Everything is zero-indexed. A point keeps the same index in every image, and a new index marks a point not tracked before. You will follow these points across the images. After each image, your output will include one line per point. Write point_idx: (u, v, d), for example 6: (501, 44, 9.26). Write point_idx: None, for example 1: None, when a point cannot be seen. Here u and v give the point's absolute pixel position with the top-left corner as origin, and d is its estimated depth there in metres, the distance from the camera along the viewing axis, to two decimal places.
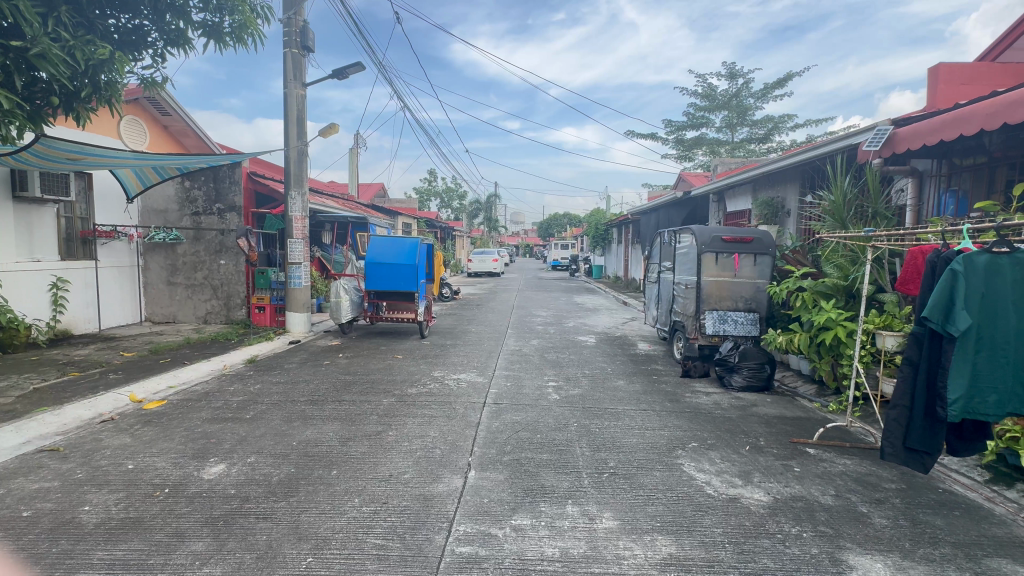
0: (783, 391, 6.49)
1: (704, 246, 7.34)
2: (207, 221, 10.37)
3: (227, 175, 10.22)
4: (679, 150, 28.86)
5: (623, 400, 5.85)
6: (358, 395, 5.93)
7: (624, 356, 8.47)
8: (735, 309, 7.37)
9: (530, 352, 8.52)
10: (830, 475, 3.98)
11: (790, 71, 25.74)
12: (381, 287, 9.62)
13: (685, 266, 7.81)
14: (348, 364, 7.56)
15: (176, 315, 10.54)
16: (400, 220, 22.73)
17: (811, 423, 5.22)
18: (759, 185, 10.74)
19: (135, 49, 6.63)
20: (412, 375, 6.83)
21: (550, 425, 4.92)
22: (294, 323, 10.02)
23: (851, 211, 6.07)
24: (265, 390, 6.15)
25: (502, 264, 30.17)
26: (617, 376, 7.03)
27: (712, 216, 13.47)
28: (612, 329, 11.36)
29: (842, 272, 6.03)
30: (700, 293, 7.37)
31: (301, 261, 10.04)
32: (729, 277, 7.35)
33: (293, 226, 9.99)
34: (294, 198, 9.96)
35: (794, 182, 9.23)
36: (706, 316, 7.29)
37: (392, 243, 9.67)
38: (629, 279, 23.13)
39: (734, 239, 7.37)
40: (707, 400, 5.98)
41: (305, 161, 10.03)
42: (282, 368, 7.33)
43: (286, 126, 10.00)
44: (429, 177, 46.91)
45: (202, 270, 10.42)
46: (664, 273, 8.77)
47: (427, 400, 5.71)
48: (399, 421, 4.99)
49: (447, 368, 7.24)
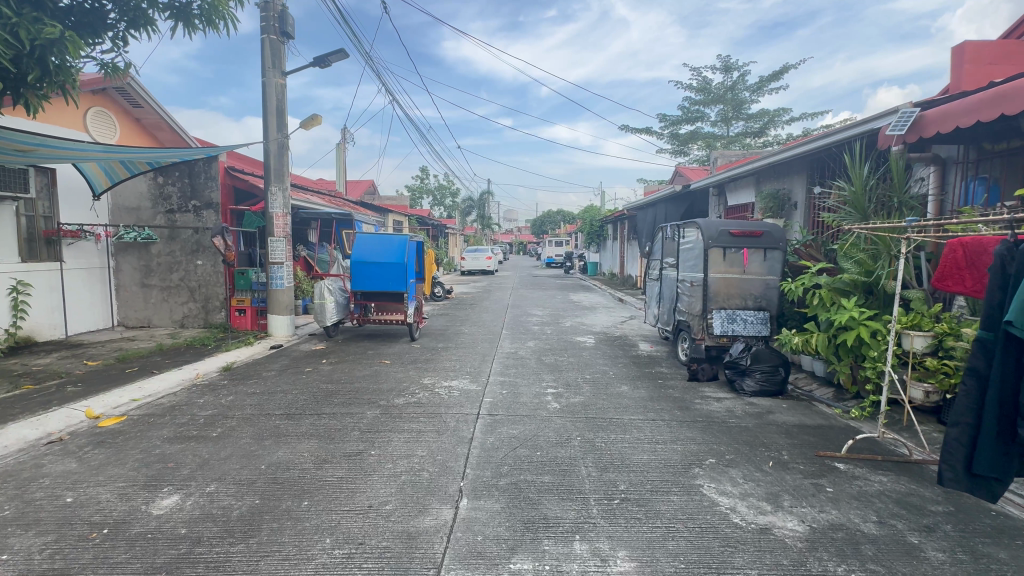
0: (798, 395, 6.07)
1: (711, 240, 6.89)
2: (183, 219, 9.76)
3: (203, 170, 9.62)
4: (673, 145, 28.49)
5: (629, 409, 5.37)
6: (340, 407, 5.41)
7: (626, 358, 8.00)
8: (744, 307, 6.95)
9: (526, 355, 8.04)
10: (868, 496, 3.54)
11: (786, 64, 25.45)
12: (367, 286, 9.10)
13: (690, 262, 7.38)
14: (332, 371, 7.02)
15: (151, 319, 9.96)
16: (390, 218, 22.17)
17: (834, 433, 4.79)
18: (763, 178, 10.34)
19: (92, 31, 6.05)
20: (400, 383, 6.31)
21: (551, 440, 4.44)
22: (276, 327, 9.48)
23: (873, 201, 5.63)
24: (237, 403, 5.61)
25: (495, 261, 29.69)
26: (620, 380, 6.56)
27: (712, 211, 13.05)
28: (611, 328, 10.90)
29: (862, 267, 5.59)
30: (707, 291, 6.93)
31: (283, 261, 9.52)
32: (737, 273, 6.92)
33: (274, 224, 9.43)
34: (274, 194, 9.40)
35: (802, 173, 8.80)
36: (714, 315, 6.89)
37: (379, 240, 9.18)
38: (624, 277, 22.78)
39: (743, 233, 6.92)
40: (719, 407, 5.53)
41: (286, 154, 9.46)
42: (260, 377, 6.79)
43: (265, 117, 9.41)
44: (421, 174, 46.33)
45: (178, 271, 9.86)
46: (667, 270, 8.33)
47: (415, 412, 5.21)
48: (383, 438, 4.48)
49: (438, 374, 6.74)
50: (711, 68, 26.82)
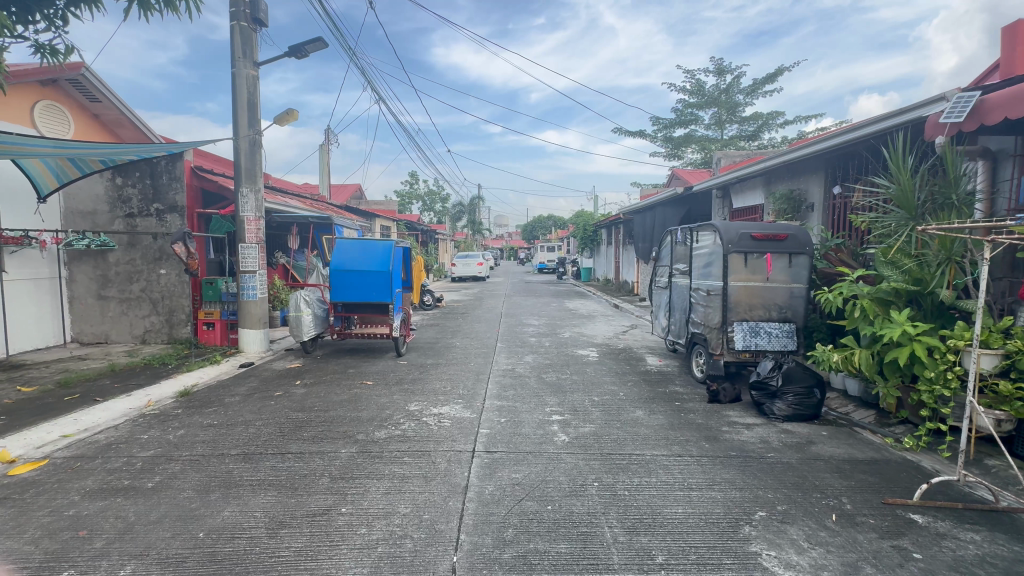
0: (836, 420, 5.34)
1: (731, 244, 6.17)
2: (144, 224, 8.86)
3: (166, 170, 8.75)
4: (668, 149, 28.04)
5: (649, 441, 4.60)
6: (309, 443, 4.58)
7: (635, 374, 7.25)
8: (768, 319, 6.26)
9: (525, 372, 7.25)
10: (970, 567, 2.80)
11: (780, 67, 25.18)
12: (348, 297, 8.26)
13: (706, 268, 6.67)
14: (305, 395, 6.17)
15: (109, 334, 9.02)
16: (377, 223, 21.30)
17: (894, 471, 4.06)
18: (772, 178, 9.78)
19: (26, 9, 5.21)
20: (382, 411, 5.48)
21: (562, 487, 3.65)
22: (248, 342, 8.60)
23: (923, 198, 4.96)
24: (188, 438, 4.75)
25: (486, 267, 28.88)
26: (633, 404, 5.80)
27: (716, 214, 12.39)
28: (614, 339, 10.15)
29: (909, 275, 4.91)
30: (727, 301, 6.23)
31: (256, 269, 8.65)
32: (760, 280, 6.22)
33: (245, 229, 8.57)
34: (245, 196, 8.54)
35: (819, 171, 8.22)
36: (734, 327, 6.22)
37: (361, 246, 8.34)
38: (620, 283, 22.15)
39: (766, 236, 6.22)
40: (752, 437, 4.79)
41: (258, 153, 8.62)
42: (220, 403, 5.92)
43: (235, 112, 8.57)
44: (411, 179, 45.55)
45: (139, 281, 8.95)
46: (677, 277, 7.64)
47: (399, 449, 4.40)
48: (358, 489, 3.66)
49: (426, 398, 5.94)
50: (704, 70, 26.49)
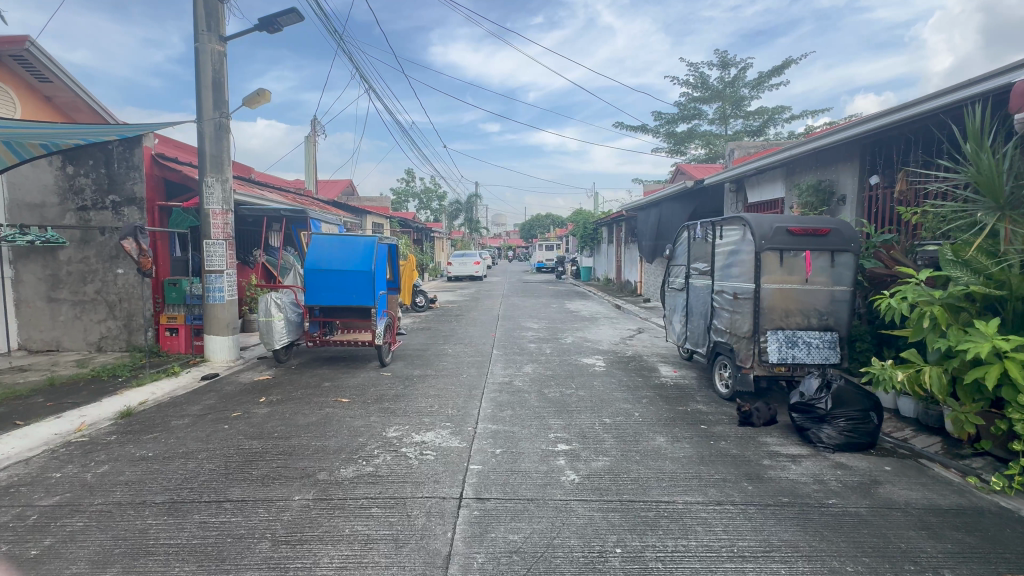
0: (893, 449, 4.50)
1: (764, 240, 5.31)
2: (98, 218, 7.94)
3: (123, 157, 7.83)
4: (670, 144, 27.22)
5: (679, 483, 3.72)
6: (257, 484, 3.69)
7: (650, 389, 6.39)
8: (807, 326, 5.40)
9: (524, 386, 6.37)
10: None
11: (787, 59, 24.41)
12: (326, 300, 7.36)
13: (732, 269, 5.80)
14: (267, 416, 5.29)
15: (61, 341, 8.09)
16: (368, 220, 20.37)
17: (996, 527, 3.19)
18: (795, 168, 8.93)
19: None
20: (355, 438, 4.61)
21: (577, 558, 2.77)
22: (215, 350, 7.70)
23: (1010, 184, 4.10)
24: (109, 478, 3.85)
25: (483, 266, 27.97)
26: (651, 428, 4.92)
27: (729, 210, 11.55)
28: (620, 346, 9.28)
29: (988, 279, 4.10)
30: (759, 306, 5.37)
31: (224, 269, 7.75)
32: (798, 282, 5.35)
33: (211, 224, 7.65)
34: (210, 186, 7.63)
35: (852, 157, 7.36)
36: (768, 337, 5.35)
37: (340, 243, 7.45)
38: (622, 283, 21.33)
39: (805, 231, 5.35)
40: (802, 475, 3.92)
41: (224, 139, 7.71)
42: (166, 428, 5.02)
43: (199, 92, 7.64)
44: (408, 177, 44.68)
45: (93, 281, 8.03)
46: (696, 277, 6.79)
47: (367, 495, 3.52)
48: (305, 560, 2.77)
49: (409, 421, 5.04)
50: (708, 63, 25.66)
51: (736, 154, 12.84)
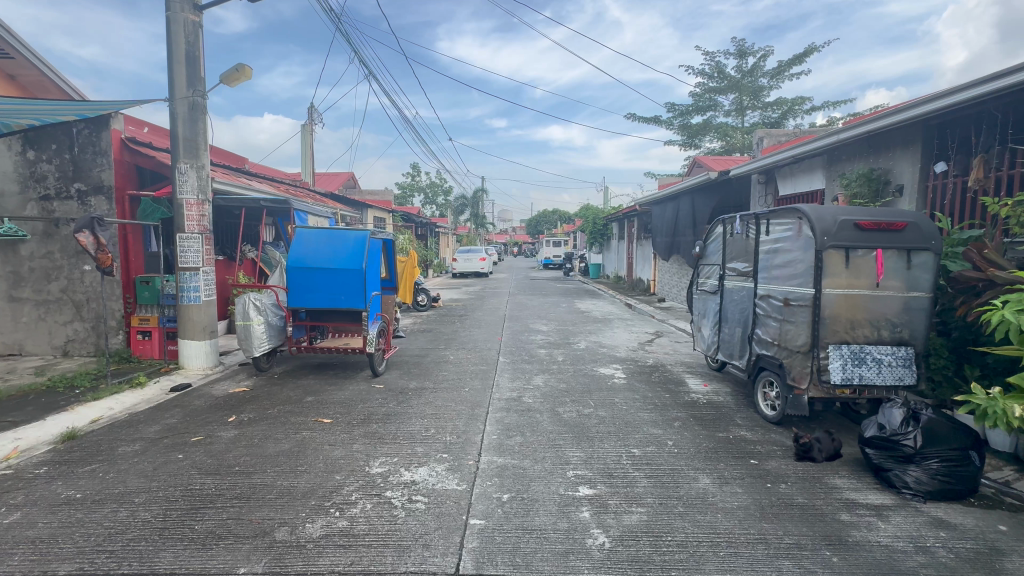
0: (998, 498, 3.60)
1: (827, 236, 4.41)
2: (63, 209, 7.16)
3: (89, 142, 7.04)
4: (683, 137, 26.20)
5: (742, 553, 2.85)
6: (195, 547, 2.87)
7: (681, 409, 5.51)
8: (877, 340, 4.50)
9: (535, 404, 5.51)
10: None
11: (808, 47, 23.24)
12: (311, 302, 6.53)
13: (783, 270, 4.90)
14: (232, 441, 4.48)
15: (23, 345, 7.34)
16: (369, 214, 19.58)
17: None
18: (837, 156, 7.98)
19: None
20: (330, 475, 3.78)
21: None
22: (190, 357, 6.91)
23: None
24: (15, 532, 3.05)
25: (489, 262, 27.11)
26: (691, 464, 4.05)
27: (757, 203, 10.58)
28: (640, 353, 8.39)
29: None
30: (819, 316, 4.47)
31: (199, 266, 6.95)
32: (867, 286, 4.45)
33: (185, 215, 6.85)
34: (183, 174, 6.82)
35: (913, 140, 6.42)
36: (830, 353, 4.45)
37: (328, 238, 6.63)
38: (634, 281, 20.43)
39: (876, 226, 4.44)
40: (899, 541, 3.02)
41: (200, 120, 6.90)
42: (109, 456, 4.22)
43: (171, 68, 6.81)
44: (413, 171, 43.86)
45: (58, 279, 7.27)
46: (734, 279, 5.89)
47: (335, 569, 2.68)
48: None
49: (398, 451, 4.22)
50: (724, 52, 24.56)
51: (765, 144, 11.82)
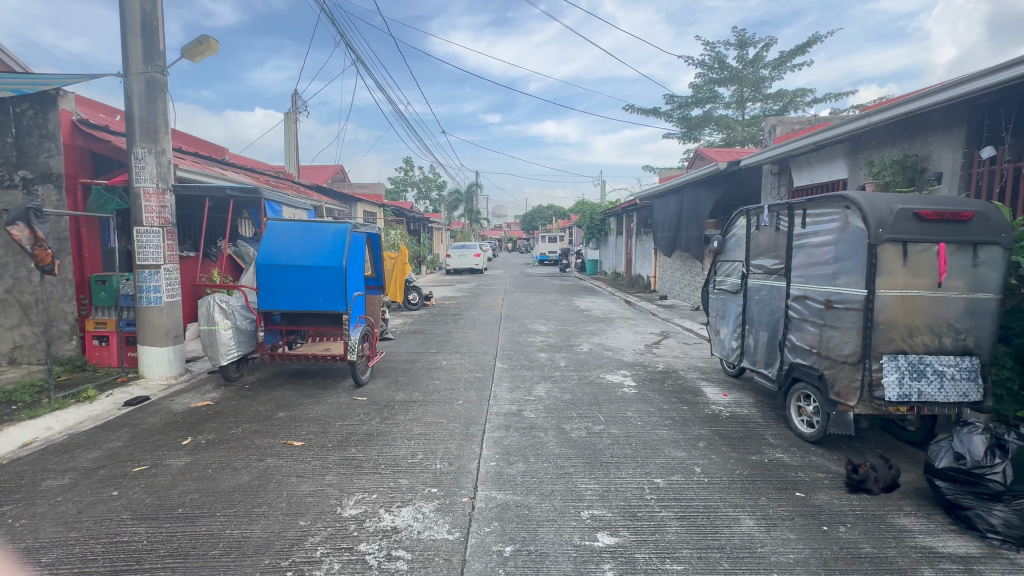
0: None
1: (883, 228, 3.76)
2: (6, 199, 6.38)
3: (34, 123, 6.26)
4: (682, 129, 25.56)
5: None
6: None
7: (703, 424, 4.87)
8: (938, 349, 3.87)
9: (539, 420, 4.84)
10: None
11: (812, 37, 22.63)
12: (284, 304, 5.81)
13: (825, 267, 4.25)
14: (181, 472, 3.77)
15: None
16: (359, 208, 18.80)
17: None
18: (863, 142, 7.35)
19: None
20: (292, 519, 3.10)
21: None
22: (151, 365, 6.19)
23: None
24: None
25: (484, 258, 26.37)
26: (728, 499, 3.40)
27: (770, 196, 9.94)
28: (649, 357, 7.74)
29: None
30: (872, 321, 3.83)
31: (160, 263, 6.21)
32: (927, 287, 3.82)
33: (143, 206, 6.09)
34: (140, 159, 6.06)
35: (955, 123, 5.78)
36: (883, 364, 3.82)
37: (304, 231, 5.92)
38: (633, 278, 19.82)
39: (939, 216, 3.80)
40: None
41: (159, 99, 6.13)
42: (28, 492, 3.50)
43: (124, 39, 6.04)
44: (405, 166, 42.96)
45: (3, 278, 6.49)
46: (760, 277, 5.24)
47: None
48: None
49: (379, 485, 3.53)
50: (725, 42, 23.91)
51: (777, 132, 11.17)
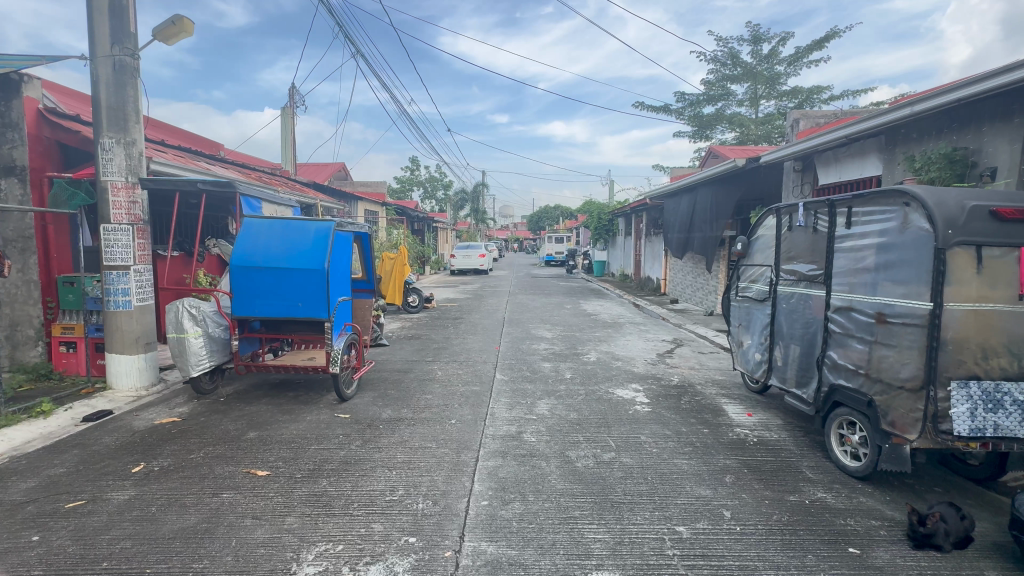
0: None
1: (954, 230, 3.14)
2: None
3: None
4: (694, 127, 24.84)
5: None
6: None
7: (730, 453, 4.24)
8: (1017, 375, 3.23)
9: (541, 447, 4.25)
10: None
11: (829, 32, 21.83)
12: (261, 310, 5.27)
13: (877, 275, 3.62)
14: (119, 511, 3.21)
15: None
16: (360, 207, 18.30)
17: None
18: (901, 134, 6.66)
19: None
20: None
21: None
22: (118, 375, 5.67)
23: None
24: None
25: (489, 259, 25.81)
26: (768, 560, 2.78)
27: (793, 194, 9.25)
28: (662, 369, 7.11)
29: None
30: (939, 339, 3.19)
31: (130, 263, 5.69)
32: (1006, 300, 3.19)
33: (110, 201, 5.58)
34: (106, 150, 5.55)
35: (1016, 110, 5.09)
36: (953, 393, 3.20)
37: (283, 229, 5.38)
38: (643, 280, 19.14)
39: (1019, 214, 3.17)
40: None
41: (128, 85, 5.62)
42: None
43: (91, 18, 5.54)
44: (411, 165, 42.51)
45: None
46: (791, 283, 4.63)
47: None
48: None
49: (346, 533, 2.95)
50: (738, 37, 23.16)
51: (800, 127, 10.46)
